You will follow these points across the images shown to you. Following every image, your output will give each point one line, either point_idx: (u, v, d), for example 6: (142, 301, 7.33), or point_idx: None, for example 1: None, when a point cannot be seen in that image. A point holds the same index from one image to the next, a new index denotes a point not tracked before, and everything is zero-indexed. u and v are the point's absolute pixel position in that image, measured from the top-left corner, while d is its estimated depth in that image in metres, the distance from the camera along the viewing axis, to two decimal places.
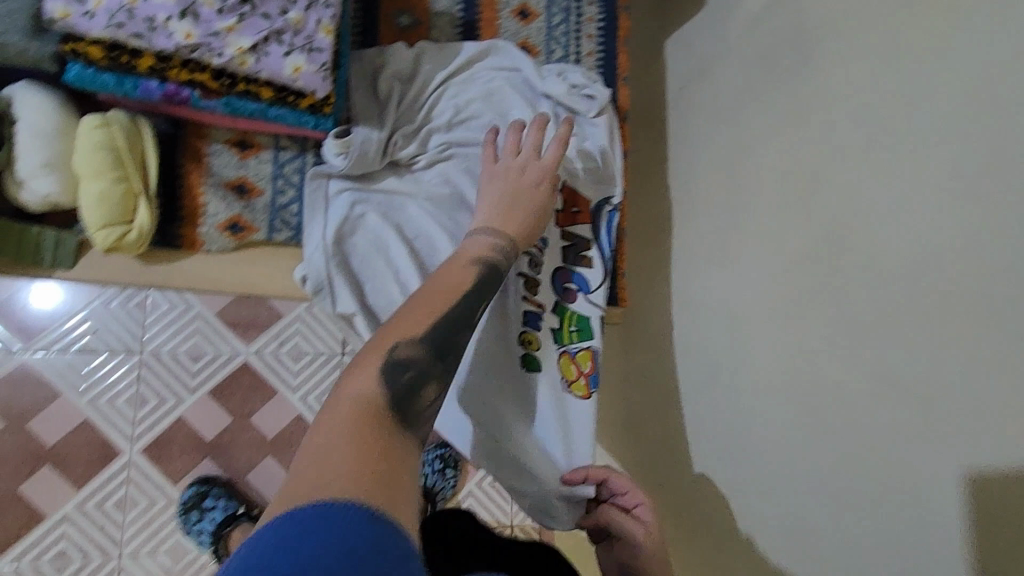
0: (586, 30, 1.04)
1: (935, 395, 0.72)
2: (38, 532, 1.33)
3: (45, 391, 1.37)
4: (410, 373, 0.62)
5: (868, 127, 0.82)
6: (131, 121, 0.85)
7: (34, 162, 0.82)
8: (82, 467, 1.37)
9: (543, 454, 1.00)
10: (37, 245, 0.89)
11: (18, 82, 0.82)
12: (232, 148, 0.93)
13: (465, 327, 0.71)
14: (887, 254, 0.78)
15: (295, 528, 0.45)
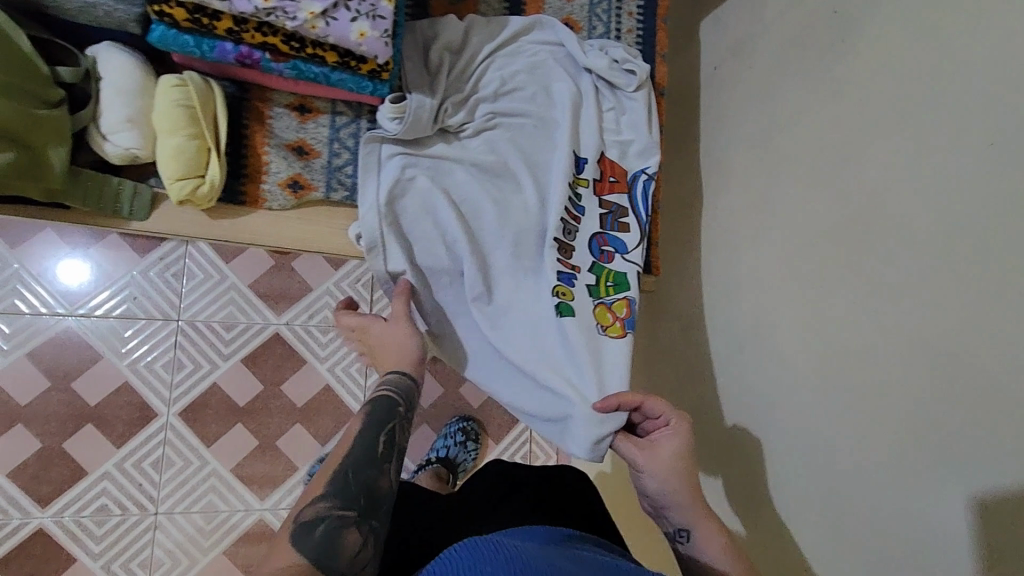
0: (626, 8, 1.06)
1: (952, 367, 0.74)
2: (80, 488, 1.39)
3: (88, 354, 1.43)
4: (322, 527, 0.68)
5: (902, 105, 0.84)
6: (202, 82, 0.83)
7: (117, 116, 0.81)
8: (122, 427, 1.43)
9: (573, 385, 0.90)
10: (117, 198, 0.85)
11: (102, 43, 0.84)
12: (293, 112, 0.92)
13: (370, 466, 0.75)
14: (912, 230, 0.80)
15: None
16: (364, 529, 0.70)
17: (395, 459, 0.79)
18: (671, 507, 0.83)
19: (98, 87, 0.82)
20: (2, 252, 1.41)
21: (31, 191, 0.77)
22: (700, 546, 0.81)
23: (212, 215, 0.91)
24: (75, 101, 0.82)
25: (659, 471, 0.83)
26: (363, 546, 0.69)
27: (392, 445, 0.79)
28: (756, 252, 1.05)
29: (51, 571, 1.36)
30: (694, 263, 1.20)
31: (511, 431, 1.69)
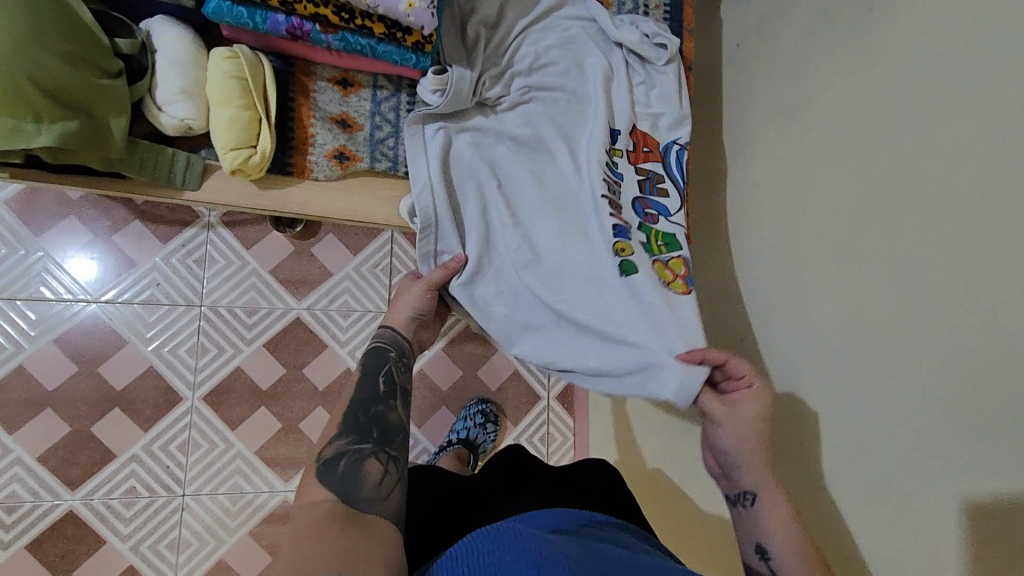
0: None
1: (970, 326, 0.76)
2: (109, 470, 1.41)
3: (114, 339, 1.45)
4: (344, 461, 0.73)
5: (923, 72, 0.85)
6: (252, 55, 0.86)
7: (171, 88, 0.83)
8: (149, 410, 1.45)
9: (653, 334, 0.89)
10: (170, 169, 0.87)
11: (154, 18, 0.86)
12: (336, 86, 0.93)
13: (377, 404, 0.83)
14: (933, 194, 0.82)
15: None
16: (383, 459, 0.76)
17: (398, 398, 0.87)
18: (743, 466, 0.87)
19: (154, 59, 0.84)
20: (27, 238, 1.43)
21: (89, 161, 0.79)
22: (767, 516, 0.84)
23: (260, 185, 0.92)
24: (131, 73, 0.83)
25: (738, 431, 0.87)
26: (387, 472, 0.75)
27: (393, 386, 0.87)
28: (779, 224, 1.07)
29: (81, 552, 1.38)
30: (718, 238, 1.22)
31: (528, 412, 1.71)
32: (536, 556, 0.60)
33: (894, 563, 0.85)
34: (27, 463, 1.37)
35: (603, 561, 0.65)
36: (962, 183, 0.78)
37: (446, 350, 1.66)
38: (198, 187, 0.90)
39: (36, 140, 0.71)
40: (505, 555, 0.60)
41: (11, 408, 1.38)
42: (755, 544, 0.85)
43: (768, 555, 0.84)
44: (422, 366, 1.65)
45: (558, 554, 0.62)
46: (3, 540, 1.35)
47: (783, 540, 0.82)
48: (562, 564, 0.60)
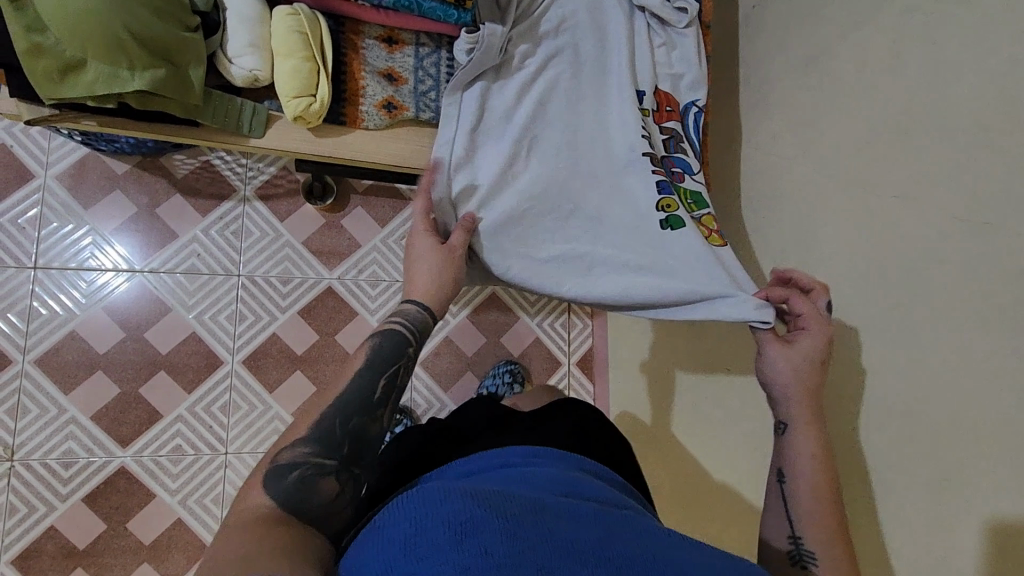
0: None
1: (975, 252, 0.82)
2: (157, 430, 1.50)
3: (159, 306, 1.53)
4: (298, 472, 0.75)
5: (930, 14, 0.90)
6: (309, 12, 0.93)
7: (241, 42, 0.89)
8: (191, 374, 1.53)
9: (714, 272, 0.95)
10: (239, 117, 0.94)
11: None
12: (383, 44, 1.00)
13: (361, 414, 0.81)
14: (941, 133, 0.87)
15: (396, 520, 0.62)
16: (345, 477, 0.77)
17: (390, 405, 0.85)
18: (788, 400, 0.90)
19: (225, 16, 0.91)
20: (77, 210, 1.51)
21: (170, 107, 0.87)
22: (797, 446, 0.89)
23: (314, 133, 0.99)
24: (206, 28, 0.90)
25: (792, 363, 0.90)
26: (342, 492, 0.76)
27: (389, 394, 0.85)
28: (794, 174, 1.13)
29: (134, 506, 1.47)
30: (734, 195, 1.28)
31: (550, 377, 1.78)
32: (466, 519, 0.58)
33: (906, 484, 0.90)
34: (82, 422, 1.46)
35: (548, 514, 0.62)
36: (966, 120, 0.84)
37: (471, 317, 1.73)
38: (263, 135, 0.97)
39: (131, 85, 0.80)
40: (435, 520, 0.59)
41: (66, 370, 1.46)
42: (776, 467, 0.90)
43: (784, 478, 0.88)
44: (447, 333, 1.71)
45: (493, 512, 0.60)
46: (61, 494, 1.43)
47: (806, 464, 0.88)
48: (493, 528, 0.58)
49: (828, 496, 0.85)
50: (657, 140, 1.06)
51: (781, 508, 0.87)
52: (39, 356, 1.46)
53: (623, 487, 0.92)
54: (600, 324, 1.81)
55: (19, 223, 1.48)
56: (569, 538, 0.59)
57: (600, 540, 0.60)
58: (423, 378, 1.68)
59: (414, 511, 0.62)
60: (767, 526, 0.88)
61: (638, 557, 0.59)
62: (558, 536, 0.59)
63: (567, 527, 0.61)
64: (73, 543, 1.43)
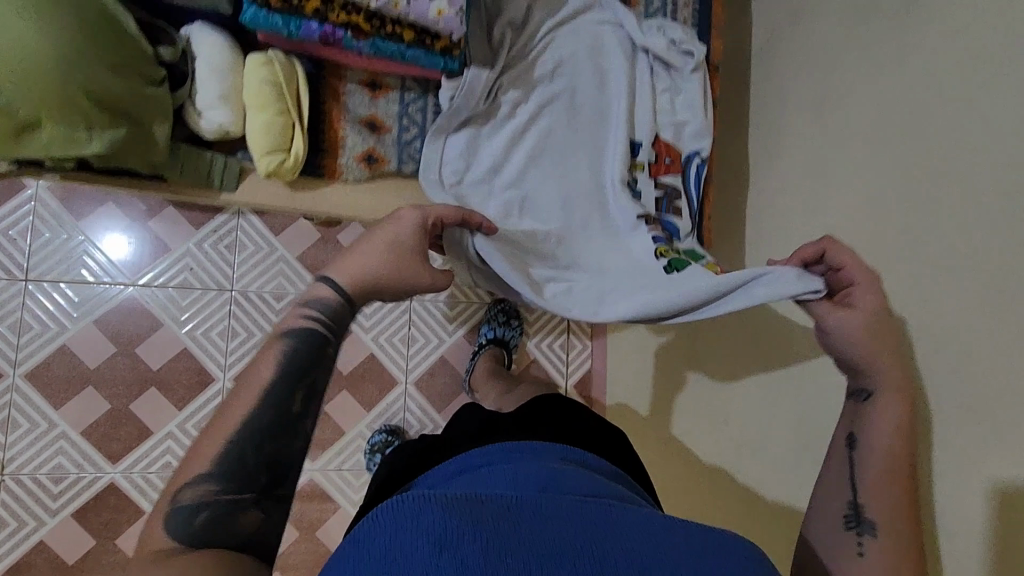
0: None
1: (999, 326, 0.80)
2: (147, 446, 1.49)
3: (150, 321, 1.51)
4: (204, 515, 0.67)
5: (955, 68, 0.87)
6: (283, 59, 0.96)
7: (213, 95, 0.95)
8: (182, 391, 1.52)
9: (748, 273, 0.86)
10: (209, 170, 0.99)
11: (194, 24, 0.96)
12: (366, 89, 1.02)
13: (274, 436, 0.72)
14: (964, 196, 0.84)
15: (368, 531, 0.57)
16: (264, 506, 0.70)
17: (310, 416, 0.75)
18: (864, 365, 0.83)
19: (193, 63, 0.95)
20: (67, 222, 1.48)
21: (137, 165, 0.91)
22: (875, 416, 0.82)
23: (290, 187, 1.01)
24: (173, 78, 0.94)
25: (865, 323, 0.83)
26: (263, 518, 0.69)
27: (309, 404, 0.75)
28: (809, 220, 1.09)
29: (123, 521, 1.46)
30: (742, 234, 1.23)
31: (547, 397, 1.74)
32: (444, 534, 0.54)
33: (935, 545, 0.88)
34: (72, 438, 1.45)
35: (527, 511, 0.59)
36: (989, 187, 0.81)
37: (468, 337, 1.69)
38: (236, 186, 1.00)
39: (91, 148, 0.84)
40: (410, 532, 0.55)
41: (55, 385, 1.45)
42: (848, 433, 0.85)
43: (856, 447, 0.83)
44: (441, 352, 1.68)
45: (471, 522, 0.56)
46: (51, 509, 1.42)
47: (881, 439, 0.82)
48: (473, 538, 0.55)
49: (897, 485, 0.80)
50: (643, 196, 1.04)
51: (849, 481, 0.82)
52: (30, 370, 1.44)
53: (615, 476, 0.86)
54: (601, 347, 1.78)
55: (10, 234, 1.45)
56: (552, 535, 0.57)
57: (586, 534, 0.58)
58: (417, 399, 1.65)
59: (387, 519, 0.57)
60: (815, 513, 0.85)
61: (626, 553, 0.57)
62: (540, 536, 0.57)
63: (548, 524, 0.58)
64: (61, 558, 1.42)
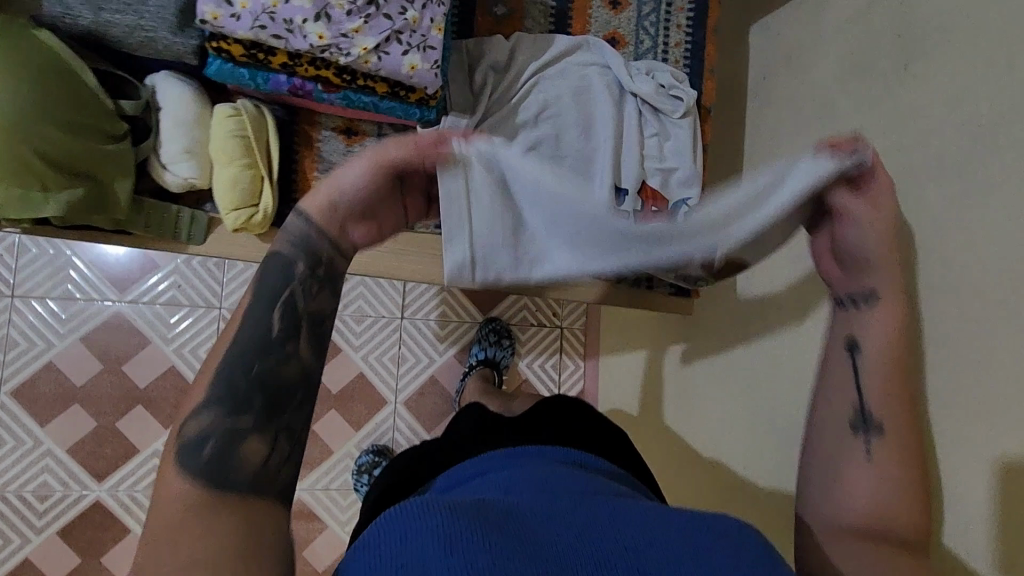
0: (675, 19, 1.07)
1: (977, 399, 0.78)
2: (134, 464, 1.48)
3: (137, 338, 1.50)
4: (211, 446, 0.59)
5: (948, 136, 0.81)
6: (252, 108, 0.87)
7: (178, 148, 0.85)
8: (168, 409, 1.50)
9: (789, 176, 0.71)
10: (174, 224, 0.89)
11: (160, 73, 0.86)
12: (341, 134, 0.95)
13: (265, 356, 0.64)
14: (952, 269, 0.80)
15: (381, 535, 0.54)
16: (270, 435, 0.61)
17: (301, 337, 0.67)
18: (874, 263, 0.74)
19: (156, 116, 0.85)
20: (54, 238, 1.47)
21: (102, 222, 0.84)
22: (874, 323, 0.74)
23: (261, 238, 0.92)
24: (135, 132, 0.86)
25: (875, 225, 0.73)
26: (275, 450, 0.61)
27: (293, 331, 0.67)
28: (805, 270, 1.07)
29: (108, 540, 1.45)
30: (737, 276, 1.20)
31: None
32: (447, 532, 0.52)
33: None
34: (58, 455, 1.44)
35: (525, 517, 0.57)
36: (970, 261, 0.78)
37: (459, 357, 1.67)
38: (204, 238, 0.92)
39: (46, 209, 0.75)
40: (410, 534, 0.52)
41: (42, 403, 1.44)
42: (847, 339, 0.76)
43: (857, 351, 0.75)
44: (431, 372, 1.66)
45: (472, 521, 0.53)
46: (36, 526, 1.42)
47: (880, 339, 0.74)
48: (480, 532, 0.52)
49: (897, 414, 0.72)
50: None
51: (843, 395, 0.74)
52: (15, 389, 1.43)
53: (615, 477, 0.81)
54: (593, 368, 1.76)
55: None
56: (555, 537, 0.54)
57: (588, 538, 0.55)
58: (406, 419, 1.62)
59: (391, 528, 0.54)
60: (817, 430, 0.76)
61: (621, 544, 0.54)
62: (543, 537, 0.54)
63: (548, 526, 0.56)
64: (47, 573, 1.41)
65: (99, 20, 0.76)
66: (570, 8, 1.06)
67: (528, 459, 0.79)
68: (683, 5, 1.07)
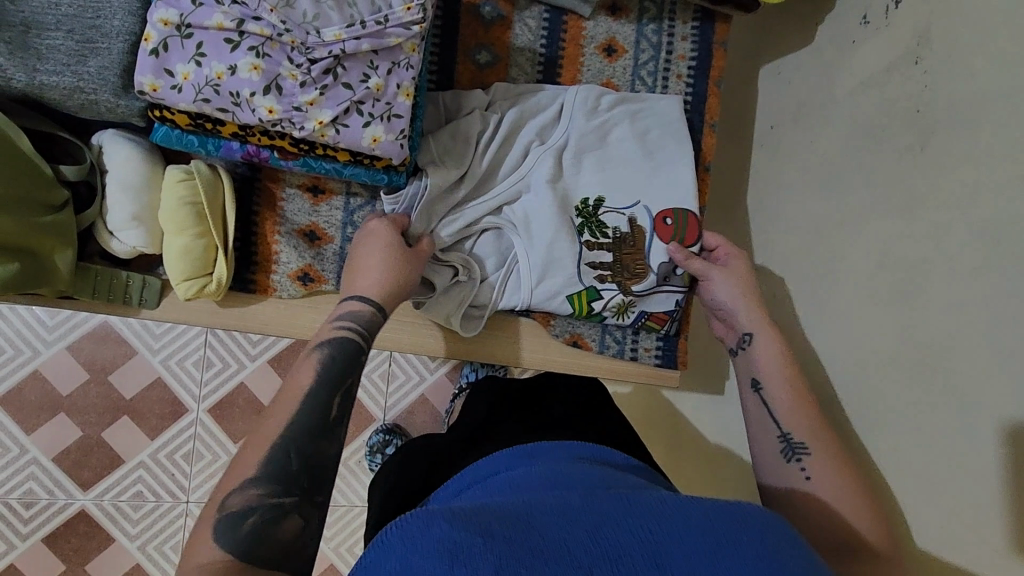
0: (675, 68, 0.78)
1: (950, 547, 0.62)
2: (113, 479, 1.28)
3: (122, 349, 1.28)
4: (254, 520, 0.48)
5: (964, 224, 0.62)
6: (209, 170, 0.62)
7: (125, 206, 0.59)
8: (155, 420, 1.30)
9: (629, 101, 0.76)
10: (122, 292, 0.64)
11: (108, 131, 0.60)
12: (306, 193, 0.68)
13: (315, 438, 0.54)
14: (907, 391, 0.67)
15: (387, 549, 0.42)
16: (308, 509, 0.51)
17: (349, 422, 0.57)
18: (734, 311, 0.74)
19: (104, 182, 0.60)
20: None
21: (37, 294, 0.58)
22: (756, 353, 0.72)
23: (220, 304, 0.67)
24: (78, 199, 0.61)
25: (734, 281, 0.75)
26: (307, 527, 0.50)
27: (349, 410, 0.57)
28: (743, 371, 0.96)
29: (92, 549, 1.28)
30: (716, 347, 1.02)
31: None
32: (453, 543, 0.41)
33: None
34: (45, 464, 1.26)
35: (536, 512, 0.44)
36: (919, 387, 0.65)
37: (451, 377, 1.35)
38: (151, 306, 0.65)
39: None
40: (399, 565, 0.40)
41: (25, 411, 1.25)
42: (750, 378, 0.71)
43: (761, 387, 0.70)
44: (422, 392, 1.33)
45: (479, 532, 0.42)
46: (22, 533, 1.26)
47: (771, 364, 0.71)
48: (484, 552, 0.40)
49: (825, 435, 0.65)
50: (590, 272, 0.76)
51: (767, 432, 0.67)
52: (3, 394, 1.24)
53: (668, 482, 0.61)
54: None
55: None
56: (575, 537, 0.42)
57: (622, 537, 0.43)
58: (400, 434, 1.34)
59: (397, 531, 0.43)
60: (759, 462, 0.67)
61: (640, 542, 0.43)
62: (563, 542, 0.42)
63: (567, 520, 0.44)
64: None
65: (36, 85, 0.52)
66: (563, 56, 0.76)
67: (548, 450, 0.59)
68: (685, 50, 0.78)
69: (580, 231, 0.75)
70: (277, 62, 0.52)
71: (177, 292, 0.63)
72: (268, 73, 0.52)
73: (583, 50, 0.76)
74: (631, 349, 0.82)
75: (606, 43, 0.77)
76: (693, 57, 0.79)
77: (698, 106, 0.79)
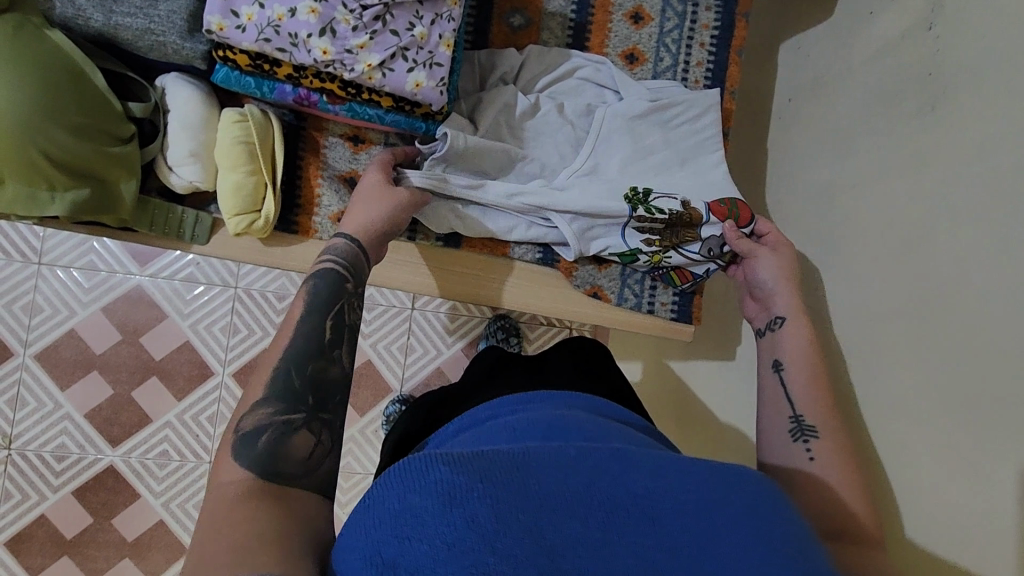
0: (698, 37, 0.82)
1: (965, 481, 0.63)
2: (138, 438, 1.22)
3: (152, 312, 1.23)
4: (267, 437, 0.50)
5: (978, 170, 0.64)
6: (261, 114, 0.66)
7: (185, 148, 0.64)
8: (182, 382, 1.24)
9: (666, 84, 0.81)
10: (179, 225, 0.69)
11: (171, 75, 0.65)
12: (348, 142, 0.72)
13: (316, 358, 0.56)
14: (919, 337, 0.69)
15: (391, 486, 0.41)
16: (317, 427, 0.52)
17: (348, 346, 0.59)
18: (775, 292, 0.73)
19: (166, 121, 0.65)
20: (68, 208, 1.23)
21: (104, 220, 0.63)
22: (782, 337, 0.70)
23: (268, 241, 0.72)
24: (142, 136, 0.66)
25: (782, 267, 0.74)
26: (320, 443, 0.52)
27: (345, 332, 0.59)
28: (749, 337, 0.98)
29: (118, 504, 1.20)
30: (732, 321, 1.03)
31: None
32: (455, 486, 0.40)
33: None
34: (78, 421, 1.20)
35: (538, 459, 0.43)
36: (931, 330, 0.68)
37: (468, 352, 1.36)
38: (205, 239, 0.70)
39: (48, 212, 0.59)
40: (399, 504, 0.40)
41: (61, 367, 1.19)
42: (772, 359, 0.69)
43: (783, 368, 0.67)
44: (439, 365, 1.35)
45: (482, 479, 0.40)
46: (51, 486, 1.19)
47: (797, 348, 0.68)
48: (482, 497, 0.39)
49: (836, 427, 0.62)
50: (637, 236, 0.79)
51: (778, 413, 0.64)
52: (41, 351, 1.19)
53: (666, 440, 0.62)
54: None
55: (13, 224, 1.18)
56: (576, 487, 0.41)
57: (615, 492, 0.41)
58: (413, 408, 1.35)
59: (397, 471, 0.42)
60: (763, 447, 0.64)
61: (631, 497, 0.41)
62: (560, 492, 0.40)
63: (563, 470, 0.42)
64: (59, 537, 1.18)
65: (112, 25, 0.58)
66: (592, 22, 0.80)
67: (549, 396, 0.61)
68: (708, 19, 0.82)
69: (633, 208, 0.77)
70: (332, 6, 0.57)
71: (230, 227, 0.68)
72: (324, 17, 0.56)
73: (610, 17, 0.80)
74: (648, 303, 0.86)
75: (633, 11, 0.81)
76: (716, 24, 0.82)
77: (719, 71, 0.82)
